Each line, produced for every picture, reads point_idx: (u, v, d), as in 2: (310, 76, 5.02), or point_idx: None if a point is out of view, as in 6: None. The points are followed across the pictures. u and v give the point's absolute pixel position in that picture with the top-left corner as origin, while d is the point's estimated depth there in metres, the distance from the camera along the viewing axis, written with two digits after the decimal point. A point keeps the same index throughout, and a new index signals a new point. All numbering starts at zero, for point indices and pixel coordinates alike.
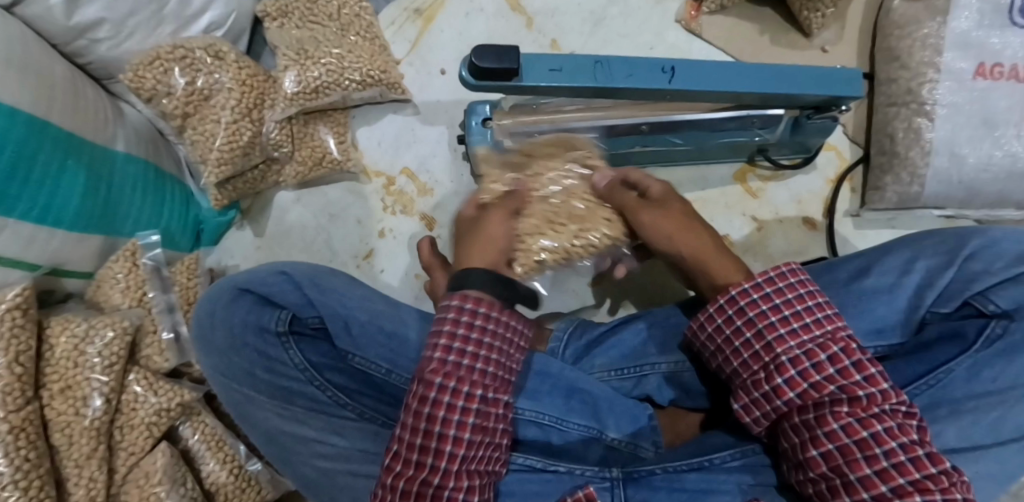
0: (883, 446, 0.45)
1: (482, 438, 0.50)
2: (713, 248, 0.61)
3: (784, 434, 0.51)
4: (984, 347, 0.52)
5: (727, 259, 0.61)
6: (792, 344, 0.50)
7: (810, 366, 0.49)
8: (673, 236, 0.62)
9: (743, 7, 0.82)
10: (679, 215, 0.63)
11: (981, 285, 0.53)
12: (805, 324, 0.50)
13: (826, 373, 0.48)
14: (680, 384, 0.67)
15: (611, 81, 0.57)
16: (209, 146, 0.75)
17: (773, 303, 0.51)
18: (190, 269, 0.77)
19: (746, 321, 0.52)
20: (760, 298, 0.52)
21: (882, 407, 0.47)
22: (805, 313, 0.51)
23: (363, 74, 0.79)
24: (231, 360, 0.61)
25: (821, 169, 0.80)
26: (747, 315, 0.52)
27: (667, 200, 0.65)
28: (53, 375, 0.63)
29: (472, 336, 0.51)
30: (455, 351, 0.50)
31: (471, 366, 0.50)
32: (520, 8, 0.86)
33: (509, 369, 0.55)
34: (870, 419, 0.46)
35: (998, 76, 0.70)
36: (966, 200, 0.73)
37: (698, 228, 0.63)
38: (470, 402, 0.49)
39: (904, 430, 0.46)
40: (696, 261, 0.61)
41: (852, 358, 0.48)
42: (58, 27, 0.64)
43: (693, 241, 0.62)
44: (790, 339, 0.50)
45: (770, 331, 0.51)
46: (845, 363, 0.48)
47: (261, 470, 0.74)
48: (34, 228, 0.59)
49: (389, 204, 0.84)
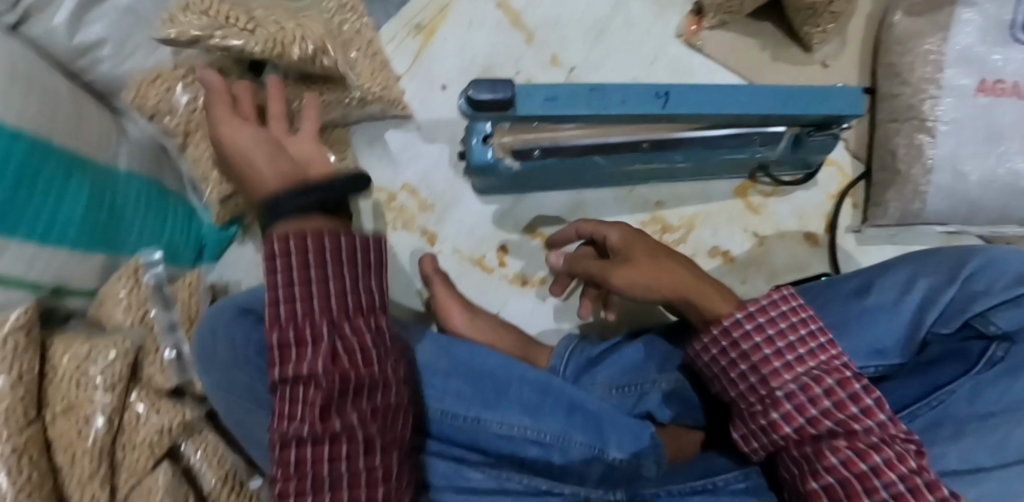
0: (883, 478, 0.45)
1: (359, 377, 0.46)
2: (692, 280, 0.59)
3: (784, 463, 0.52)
4: (985, 369, 0.51)
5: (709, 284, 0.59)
6: (787, 377, 0.52)
7: (805, 400, 0.50)
8: (658, 277, 0.60)
9: (744, 22, 0.82)
10: (647, 259, 0.61)
11: (981, 304, 0.53)
12: (800, 355, 0.52)
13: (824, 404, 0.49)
14: (681, 401, 0.67)
15: (606, 107, 0.58)
16: (210, 165, 0.78)
17: (768, 334, 0.53)
18: (192, 286, 0.79)
19: (741, 355, 0.53)
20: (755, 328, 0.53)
21: (879, 438, 0.47)
22: (800, 345, 0.52)
23: (365, 91, 0.77)
24: (233, 376, 0.60)
25: (823, 184, 0.80)
26: (741, 348, 0.53)
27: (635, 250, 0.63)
28: (56, 396, 0.63)
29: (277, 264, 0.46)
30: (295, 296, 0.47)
31: (286, 293, 0.46)
32: (521, 23, 0.86)
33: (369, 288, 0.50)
34: (868, 450, 0.47)
35: (999, 93, 0.70)
36: (968, 217, 0.73)
37: (670, 263, 0.61)
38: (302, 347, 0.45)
39: (903, 458, 0.46)
40: (678, 298, 0.59)
41: (847, 390, 0.49)
42: (61, 48, 0.65)
43: (670, 279, 0.60)
44: (784, 372, 0.52)
45: (765, 365, 0.52)
46: (840, 396, 0.49)
47: (261, 485, 0.77)
48: (36, 248, 0.59)
49: (389, 220, 0.83)
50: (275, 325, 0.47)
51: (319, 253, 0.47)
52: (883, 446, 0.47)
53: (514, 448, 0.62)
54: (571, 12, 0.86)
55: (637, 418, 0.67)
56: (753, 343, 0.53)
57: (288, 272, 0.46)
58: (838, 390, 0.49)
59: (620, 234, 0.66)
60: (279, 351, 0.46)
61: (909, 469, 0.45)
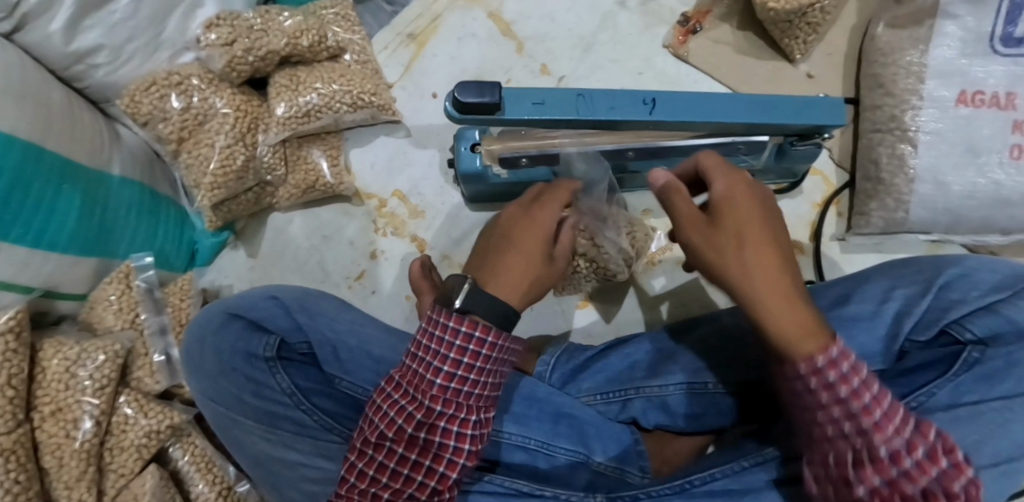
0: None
1: (453, 408, 0.47)
2: (784, 294, 0.45)
3: (808, 464, 0.44)
4: (964, 370, 0.50)
5: (803, 309, 0.45)
6: (892, 429, 0.40)
7: (881, 416, 0.40)
8: (742, 228, 0.47)
9: (716, 28, 0.85)
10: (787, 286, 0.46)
11: (956, 313, 0.52)
12: (862, 426, 0.40)
13: (877, 464, 0.40)
14: (665, 408, 0.66)
15: (594, 114, 0.58)
16: (202, 170, 0.76)
17: (852, 386, 0.41)
18: (184, 290, 0.77)
19: (836, 400, 0.41)
20: (871, 398, 0.41)
21: (926, 457, 0.39)
22: (852, 397, 0.41)
23: (355, 97, 0.81)
24: (221, 385, 0.61)
25: (808, 193, 0.82)
26: (838, 391, 0.41)
27: (743, 220, 0.48)
28: (44, 398, 0.65)
29: (464, 363, 0.46)
30: (432, 348, 0.47)
31: (467, 391, 0.47)
32: (511, 33, 0.88)
33: (485, 363, 0.47)
34: (916, 469, 0.39)
35: (980, 104, 0.73)
36: (951, 226, 0.76)
37: (789, 287, 0.46)
38: (466, 427, 0.47)
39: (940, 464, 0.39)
40: (763, 306, 0.45)
41: (925, 439, 0.40)
42: (57, 53, 0.66)
43: (798, 309, 0.45)
44: (867, 392, 0.41)
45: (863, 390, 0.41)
46: (891, 473, 0.39)
47: (249, 492, 0.75)
48: (28, 253, 0.60)
49: (380, 225, 0.86)
50: (438, 401, 0.47)
51: (508, 290, 0.50)
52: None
53: (498, 452, 0.63)
54: (561, 23, 0.88)
55: (621, 424, 0.68)
56: (835, 391, 0.41)
57: (502, 373, 0.51)
58: (919, 444, 0.40)
59: (743, 206, 0.48)
60: (432, 417, 0.47)
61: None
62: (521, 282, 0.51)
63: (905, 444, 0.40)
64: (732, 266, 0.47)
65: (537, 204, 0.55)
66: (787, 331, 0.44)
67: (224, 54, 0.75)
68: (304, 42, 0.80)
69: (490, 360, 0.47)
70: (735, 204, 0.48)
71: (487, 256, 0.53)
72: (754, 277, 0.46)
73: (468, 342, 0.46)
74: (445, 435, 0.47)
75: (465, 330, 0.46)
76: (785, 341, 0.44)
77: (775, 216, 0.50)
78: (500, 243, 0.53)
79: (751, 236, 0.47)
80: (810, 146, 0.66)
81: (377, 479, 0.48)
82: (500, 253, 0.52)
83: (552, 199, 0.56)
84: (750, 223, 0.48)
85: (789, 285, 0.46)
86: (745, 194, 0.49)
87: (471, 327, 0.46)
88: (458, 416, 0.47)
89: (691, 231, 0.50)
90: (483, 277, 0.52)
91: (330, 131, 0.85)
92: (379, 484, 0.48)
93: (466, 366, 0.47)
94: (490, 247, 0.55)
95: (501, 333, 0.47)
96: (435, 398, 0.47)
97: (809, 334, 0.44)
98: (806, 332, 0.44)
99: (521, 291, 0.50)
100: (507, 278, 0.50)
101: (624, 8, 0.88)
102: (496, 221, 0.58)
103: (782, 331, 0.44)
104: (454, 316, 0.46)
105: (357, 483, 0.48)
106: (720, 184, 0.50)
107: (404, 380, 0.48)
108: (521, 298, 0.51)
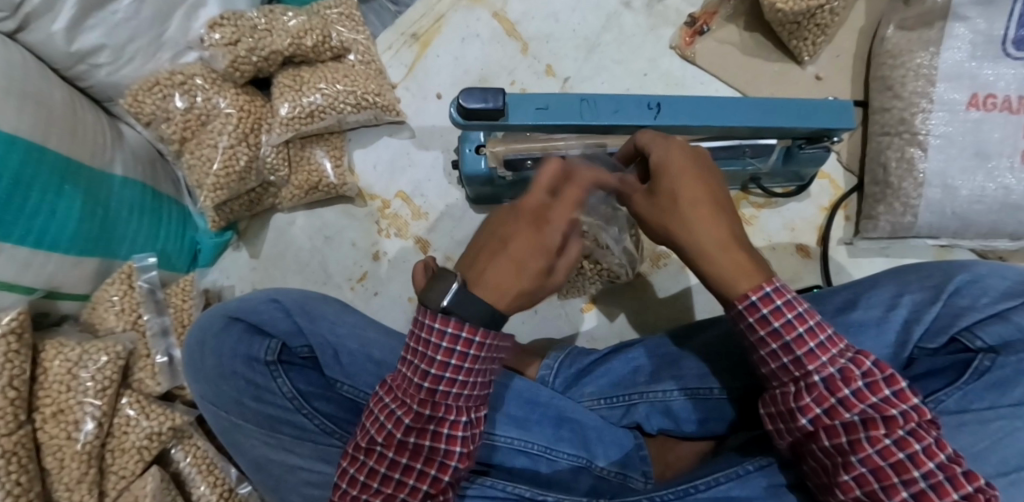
0: (889, 460, 0.40)
1: (441, 411, 0.46)
2: (722, 243, 0.45)
3: (762, 402, 0.47)
4: (973, 379, 0.49)
5: (744, 252, 0.45)
6: (826, 360, 0.42)
7: (814, 347, 0.42)
8: (672, 186, 0.47)
9: (723, 29, 0.85)
10: (723, 234, 0.45)
11: (967, 320, 0.51)
12: (797, 359, 0.42)
13: (815, 393, 0.42)
14: (668, 412, 0.65)
15: (599, 117, 0.57)
16: (205, 170, 0.76)
17: (786, 320, 0.42)
18: (185, 291, 0.77)
19: (771, 334, 0.43)
20: (804, 330, 0.42)
21: (862, 383, 0.41)
22: (785, 330, 0.42)
23: (358, 98, 0.80)
24: (222, 388, 0.61)
25: (815, 197, 0.82)
26: (772, 325, 0.42)
27: (678, 180, 0.47)
28: (45, 399, 0.64)
29: (452, 366, 0.45)
30: (419, 351, 0.46)
31: (456, 393, 0.46)
32: (516, 33, 0.87)
33: (472, 364, 0.46)
34: (853, 397, 0.41)
35: (991, 107, 0.72)
36: (959, 231, 0.75)
37: (724, 233, 0.46)
38: (456, 429, 0.47)
39: (875, 389, 0.41)
40: (702, 256, 0.46)
41: (861, 369, 0.41)
42: (59, 53, 0.66)
43: (733, 253, 0.45)
44: (800, 325, 0.42)
45: (796, 323, 0.42)
46: (831, 401, 0.41)
47: (251, 493, 0.75)
48: (29, 253, 0.59)
49: (383, 226, 0.85)
50: (428, 405, 0.46)
51: (493, 291, 0.46)
52: (919, 430, 0.40)
53: (501, 457, 0.62)
54: (566, 24, 0.87)
55: (625, 429, 0.66)
56: (771, 326, 0.43)
57: (492, 370, 0.49)
58: (854, 374, 0.41)
59: (680, 163, 0.47)
60: (422, 421, 0.46)
61: (937, 441, 0.40)
62: (512, 285, 0.46)
63: (840, 372, 0.41)
64: (670, 225, 0.47)
65: (538, 203, 0.48)
66: (725, 278, 0.45)
67: (227, 54, 0.75)
68: (308, 42, 0.79)
69: (480, 358, 0.46)
70: (670, 166, 0.47)
71: (479, 261, 0.47)
72: (691, 229, 0.46)
73: (456, 344, 0.45)
74: (436, 438, 0.46)
75: (450, 331, 0.44)
76: (730, 292, 0.45)
77: (713, 171, 0.48)
78: (492, 247, 0.47)
79: (686, 194, 0.46)
80: (822, 148, 0.65)
81: (368, 485, 0.47)
82: (487, 255, 0.47)
83: (547, 189, 0.49)
84: (679, 180, 0.47)
85: (725, 233, 0.46)
86: (680, 153, 0.48)
87: (458, 327, 0.44)
88: (448, 418, 0.46)
89: (637, 199, 0.51)
90: (469, 278, 0.47)
91: (333, 132, 0.85)
92: (371, 489, 0.47)
93: (454, 369, 0.45)
94: (477, 248, 0.49)
95: (488, 332, 0.46)
96: (423, 402, 0.46)
97: (745, 282, 0.44)
98: (743, 274, 0.44)
99: (515, 291, 0.46)
100: (491, 278, 0.46)
101: (630, 8, 0.87)
102: (486, 221, 0.51)
103: (718, 276, 0.45)
104: (439, 320, 0.44)
105: (350, 486, 0.48)
106: (657, 152, 0.49)
107: (394, 384, 0.48)
108: (514, 297, 0.46)
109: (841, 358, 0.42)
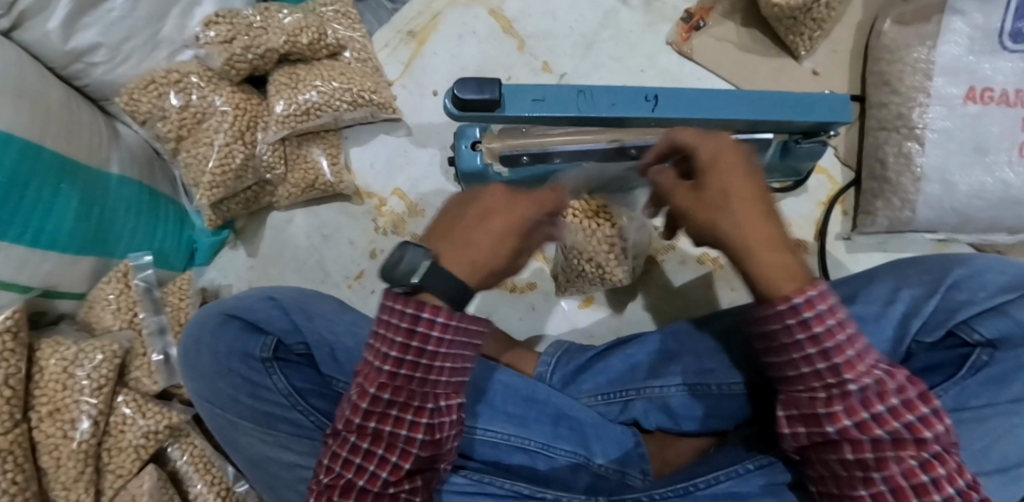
0: (912, 480, 0.40)
1: (401, 395, 0.43)
2: (770, 245, 0.43)
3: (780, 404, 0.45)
4: (970, 375, 0.49)
5: (790, 256, 0.44)
6: (864, 371, 0.41)
7: (852, 357, 0.41)
8: (724, 184, 0.44)
9: (720, 25, 0.84)
10: (768, 236, 0.44)
11: (964, 314, 0.51)
12: (835, 366, 0.41)
13: (848, 403, 0.41)
14: (665, 409, 0.65)
15: (596, 110, 0.57)
16: (201, 169, 0.76)
17: (828, 326, 0.41)
18: (182, 290, 0.76)
19: (810, 338, 0.41)
20: (845, 340, 0.41)
21: (898, 401, 0.40)
22: (826, 336, 0.41)
23: (354, 95, 0.80)
24: (217, 386, 0.60)
25: (812, 192, 0.82)
26: (813, 330, 0.41)
27: (730, 176, 0.44)
28: (42, 398, 0.64)
29: (412, 348, 0.43)
30: (381, 332, 0.43)
31: (421, 378, 0.43)
32: (512, 31, 0.87)
33: (433, 348, 0.43)
34: (887, 412, 0.40)
35: (988, 101, 0.72)
36: (958, 226, 0.75)
37: (771, 236, 0.44)
38: (421, 415, 0.44)
39: (910, 407, 0.41)
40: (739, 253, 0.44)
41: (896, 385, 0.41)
42: (55, 51, 0.66)
43: (779, 255, 0.43)
44: (841, 333, 0.41)
45: (839, 331, 0.41)
46: (864, 415, 0.40)
47: (249, 492, 0.75)
48: (26, 252, 0.59)
49: (380, 224, 0.85)
50: (387, 388, 0.43)
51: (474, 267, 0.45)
52: (943, 454, 0.40)
53: (499, 454, 0.62)
54: (562, 20, 0.87)
55: (623, 425, 0.66)
56: (811, 331, 0.41)
57: (465, 357, 0.46)
58: (889, 389, 0.41)
59: (732, 160, 0.45)
60: (382, 405, 0.44)
61: (959, 468, 0.40)
62: (488, 260, 0.45)
63: (876, 385, 0.41)
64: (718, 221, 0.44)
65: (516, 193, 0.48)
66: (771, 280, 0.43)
67: (223, 52, 0.74)
68: (303, 40, 0.78)
69: (444, 343, 0.43)
70: (722, 164, 0.45)
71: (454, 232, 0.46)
72: (739, 227, 0.43)
73: (416, 325, 0.42)
74: (397, 423, 0.44)
75: (410, 311, 0.42)
76: (772, 291, 0.43)
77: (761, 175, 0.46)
78: (472, 219, 0.46)
79: (737, 191, 0.44)
80: (817, 143, 0.65)
81: (331, 468, 0.45)
82: (470, 227, 0.46)
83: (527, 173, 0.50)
84: (732, 179, 0.44)
85: (773, 236, 0.44)
86: (732, 153, 0.45)
87: (417, 308, 0.42)
88: (411, 403, 0.44)
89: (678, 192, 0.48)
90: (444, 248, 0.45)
91: (328, 130, 0.84)
92: (334, 472, 0.45)
93: (416, 352, 0.43)
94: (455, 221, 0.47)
95: (454, 313, 0.43)
96: (384, 385, 0.43)
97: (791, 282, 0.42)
98: (791, 278, 0.43)
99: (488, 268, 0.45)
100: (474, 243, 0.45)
101: (627, 5, 0.87)
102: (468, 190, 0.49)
103: (762, 277, 0.43)
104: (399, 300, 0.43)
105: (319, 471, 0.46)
106: (706, 148, 0.46)
107: (361, 369, 0.46)
108: (486, 274, 0.46)
109: (878, 373, 0.41)
